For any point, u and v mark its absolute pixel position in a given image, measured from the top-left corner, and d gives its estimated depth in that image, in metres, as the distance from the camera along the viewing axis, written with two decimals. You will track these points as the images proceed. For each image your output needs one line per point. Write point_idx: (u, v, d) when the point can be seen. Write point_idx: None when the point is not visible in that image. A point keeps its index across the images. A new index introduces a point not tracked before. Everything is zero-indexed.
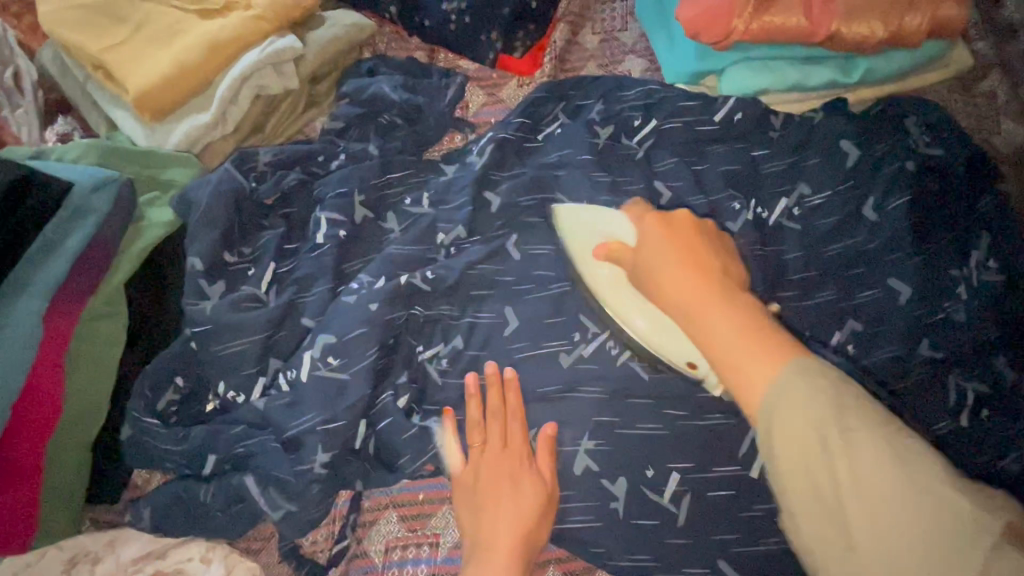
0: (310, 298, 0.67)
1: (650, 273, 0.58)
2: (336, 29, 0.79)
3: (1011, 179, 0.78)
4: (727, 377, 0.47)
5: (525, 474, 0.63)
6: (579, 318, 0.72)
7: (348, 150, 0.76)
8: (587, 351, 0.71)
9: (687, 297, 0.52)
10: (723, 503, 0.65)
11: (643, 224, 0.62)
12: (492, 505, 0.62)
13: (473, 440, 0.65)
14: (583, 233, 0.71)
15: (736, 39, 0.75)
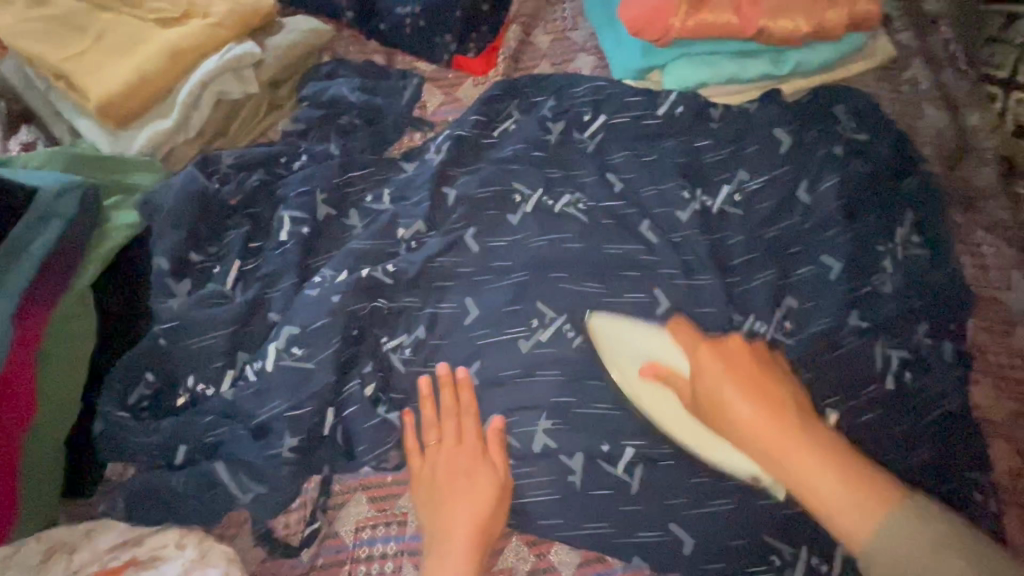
0: (276, 294, 0.70)
1: (724, 417, 0.63)
2: (294, 35, 0.82)
3: (934, 161, 0.84)
4: (832, 523, 0.55)
5: (479, 469, 0.68)
6: (536, 305, 0.76)
7: (309, 151, 0.79)
8: (544, 336, 0.75)
9: (770, 441, 0.59)
10: (673, 471, 0.70)
11: (701, 356, 0.67)
12: (449, 501, 0.67)
13: (432, 439, 0.70)
14: (624, 345, 0.74)
15: (675, 37, 0.80)
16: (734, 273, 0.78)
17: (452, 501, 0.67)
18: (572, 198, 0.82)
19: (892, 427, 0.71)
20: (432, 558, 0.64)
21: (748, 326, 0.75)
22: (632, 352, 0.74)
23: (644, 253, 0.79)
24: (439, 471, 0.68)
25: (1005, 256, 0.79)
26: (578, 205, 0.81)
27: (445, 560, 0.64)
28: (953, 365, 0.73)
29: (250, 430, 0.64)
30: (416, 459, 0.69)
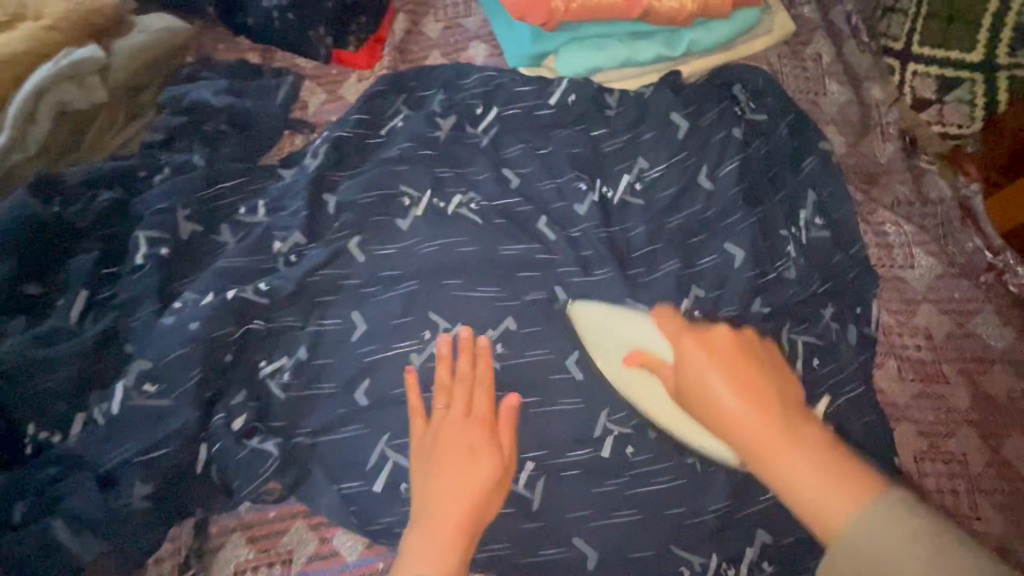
0: (134, 322, 0.64)
1: (706, 400, 0.53)
2: (146, 35, 0.74)
3: (835, 139, 0.81)
4: (815, 523, 0.45)
5: (485, 445, 0.63)
6: (428, 316, 0.72)
7: (171, 162, 0.72)
8: (438, 348, 0.71)
9: (758, 439, 0.49)
10: (576, 482, 0.67)
11: (684, 342, 0.57)
12: (445, 471, 0.62)
13: (438, 407, 0.66)
14: (603, 322, 0.71)
15: (560, 18, 0.76)
16: (636, 267, 0.74)
17: (450, 470, 0.62)
18: (464, 198, 0.77)
19: None
20: (416, 531, 0.59)
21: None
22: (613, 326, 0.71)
23: (541, 251, 0.75)
24: (441, 439, 0.64)
25: (908, 233, 0.77)
26: (470, 204, 0.77)
27: (432, 536, 0.58)
28: (857, 349, 0.72)
29: (98, 478, 0.57)
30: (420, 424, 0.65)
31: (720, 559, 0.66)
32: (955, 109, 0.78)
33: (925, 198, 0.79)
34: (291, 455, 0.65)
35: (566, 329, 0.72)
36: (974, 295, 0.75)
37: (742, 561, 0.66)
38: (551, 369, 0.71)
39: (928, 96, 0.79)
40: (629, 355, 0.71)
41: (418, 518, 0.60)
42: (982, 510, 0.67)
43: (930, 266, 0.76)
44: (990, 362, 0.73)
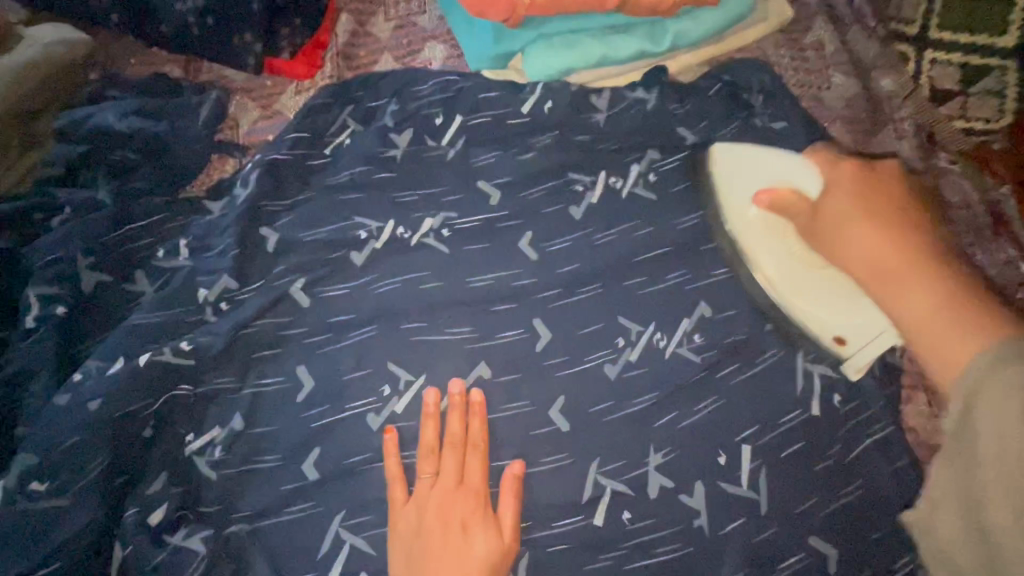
0: (29, 399, 0.54)
1: (843, 240, 0.63)
2: (36, 50, 0.63)
3: (846, 137, 0.72)
4: (929, 354, 0.58)
5: (479, 521, 0.55)
6: (388, 368, 0.61)
7: (71, 202, 0.61)
8: (399, 407, 0.60)
9: (895, 262, 0.61)
10: (563, 558, 0.58)
11: (839, 183, 0.65)
12: (437, 550, 0.54)
13: (425, 475, 0.57)
14: (753, 161, 0.67)
15: (525, 14, 0.65)
16: (625, 296, 0.65)
17: (440, 549, 0.54)
18: (435, 222, 0.66)
19: (815, 465, 0.60)
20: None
21: (647, 339, 0.63)
22: (758, 167, 0.67)
23: (518, 279, 0.65)
24: (430, 513, 0.55)
25: None
26: (440, 230, 0.66)
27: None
28: (876, 382, 0.63)
29: None
30: (399, 497, 0.56)
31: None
32: (979, 101, 0.71)
33: (949, 204, 0.69)
34: (223, 546, 0.55)
35: (548, 373, 0.62)
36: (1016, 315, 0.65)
37: None
38: (531, 422, 0.61)
39: (950, 87, 0.71)
40: (619, 389, 0.62)
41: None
42: None
43: None
44: None
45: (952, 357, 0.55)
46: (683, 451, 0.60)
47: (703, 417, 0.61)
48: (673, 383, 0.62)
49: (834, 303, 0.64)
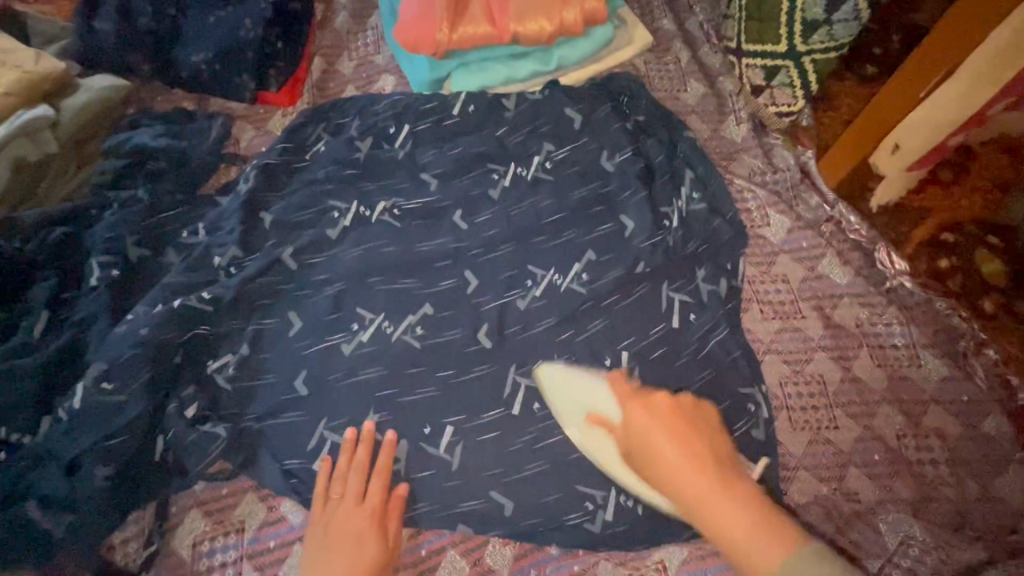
0: (91, 336, 0.73)
1: (655, 464, 0.64)
2: (89, 93, 0.86)
3: (696, 125, 0.96)
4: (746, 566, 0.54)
5: (371, 531, 0.69)
6: (356, 310, 0.82)
7: (118, 199, 0.82)
8: (365, 337, 0.80)
9: (698, 497, 0.59)
10: (491, 442, 0.75)
11: (632, 407, 0.69)
12: (337, 551, 0.68)
13: (335, 497, 0.71)
14: (572, 383, 0.77)
15: (446, 48, 0.90)
16: (534, 246, 0.86)
17: (337, 553, 0.68)
18: (388, 204, 0.88)
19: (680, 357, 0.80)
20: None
21: (546, 280, 0.84)
22: (578, 392, 0.76)
23: (453, 241, 0.87)
24: (335, 527, 0.70)
25: (762, 197, 0.91)
26: (393, 209, 0.88)
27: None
28: (727, 300, 0.84)
29: (63, 466, 0.65)
30: (318, 506, 0.71)
31: (620, 493, 0.73)
32: (782, 91, 0.93)
33: (775, 168, 0.93)
34: (239, 437, 0.74)
35: (477, 306, 0.83)
36: (817, 244, 0.88)
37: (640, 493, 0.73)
38: (463, 343, 0.80)
39: (758, 83, 0.94)
40: (529, 313, 0.83)
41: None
42: (840, 421, 0.79)
43: (781, 222, 0.89)
44: (838, 297, 0.85)
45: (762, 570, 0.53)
46: (578, 355, 0.80)
47: (594, 331, 0.81)
48: (565, 309, 0.82)
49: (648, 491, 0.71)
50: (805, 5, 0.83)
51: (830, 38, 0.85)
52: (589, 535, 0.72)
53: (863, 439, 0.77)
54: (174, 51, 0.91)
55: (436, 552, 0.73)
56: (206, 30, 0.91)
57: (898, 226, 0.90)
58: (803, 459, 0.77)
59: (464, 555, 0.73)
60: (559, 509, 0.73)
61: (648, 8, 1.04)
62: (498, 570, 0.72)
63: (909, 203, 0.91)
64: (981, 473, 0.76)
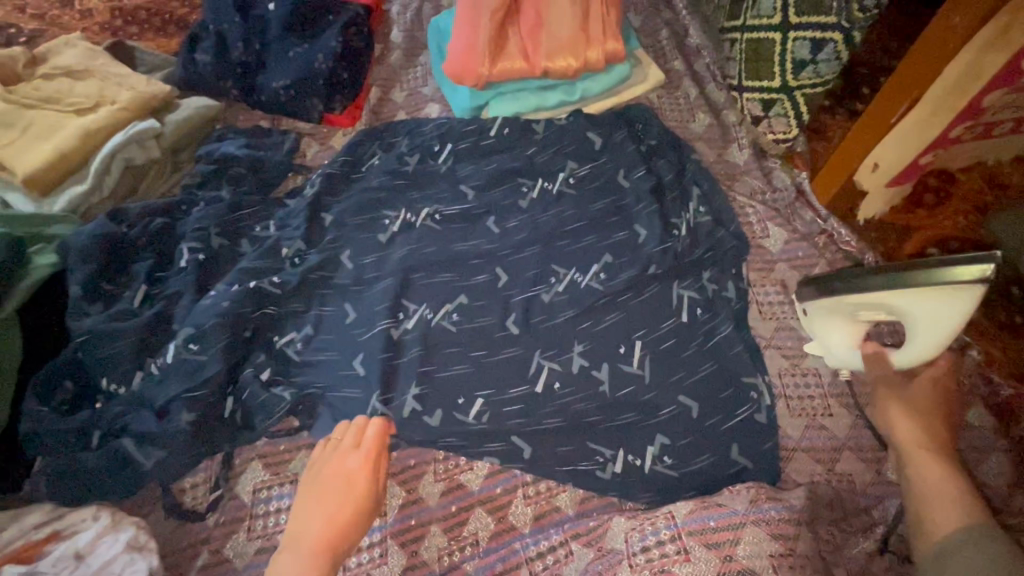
0: (178, 309, 0.85)
1: (897, 417, 0.79)
2: (188, 110, 1.02)
3: (704, 150, 1.09)
4: (925, 507, 0.69)
5: (358, 479, 0.77)
6: (400, 301, 0.90)
7: (205, 198, 0.97)
8: (410, 325, 0.89)
9: (908, 445, 0.76)
10: (517, 415, 0.84)
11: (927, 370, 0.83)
12: (323, 503, 0.76)
13: (325, 459, 0.79)
14: (949, 317, 0.70)
15: (486, 80, 1.05)
16: (560, 244, 0.97)
17: (323, 498, 0.76)
18: (431, 211, 1.00)
19: (689, 346, 0.89)
20: (285, 551, 0.71)
21: (568, 278, 0.94)
22: (948, 318, 0.70)
23: (487, 243, 0.98)
24: (322, 484, 0.77)
25: (763, 212, 1.02)
26: (436, 215, 1.00)
27: (295, 556, 0.71)
28: (732, 299, 0.93)
29: (155, 411, 0.77)
30: (313, 465, 0.79)
31: (628, 453, 0.83)
32: (777, 121, 1.04)
33: (774, 188, 1.05)
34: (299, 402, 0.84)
35: (506, 298, 0.92)
36: (812, 254, 0.98)
37: (646, 454, 0.82)
38: (495, 329, 0.90)
39: (758, 114, 1.06)
40: (554, 303, 0.92)
41: (290, 540, 0.73)
42: (834, 408, 0.87)
43: (780, 234, 1.00)
44: None
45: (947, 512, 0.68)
46: (594, 341, 0.89)
47: (609, 323, 0.91)
48: (585, 302, 0.92)
49: (838, 320, 0.81)
50: (792, 47, 0.96)
51: (815, 75, 0.98)
52: (599, 482, 0.81)
53: (855, 426, 0.86)
54: (257, 79, 1.08)
55: (465, 509, 0.81)
56: (285, 63, 1.09)
57: (886, 240, 1.01)
58: (799, 442, 0.85)
59: (490, 513, 0.81)
60: (571, 457, 0.82)
61: (662, 51, 1.19)
62: (521, 527, 0.80)
63: (894, 220, 1.03)
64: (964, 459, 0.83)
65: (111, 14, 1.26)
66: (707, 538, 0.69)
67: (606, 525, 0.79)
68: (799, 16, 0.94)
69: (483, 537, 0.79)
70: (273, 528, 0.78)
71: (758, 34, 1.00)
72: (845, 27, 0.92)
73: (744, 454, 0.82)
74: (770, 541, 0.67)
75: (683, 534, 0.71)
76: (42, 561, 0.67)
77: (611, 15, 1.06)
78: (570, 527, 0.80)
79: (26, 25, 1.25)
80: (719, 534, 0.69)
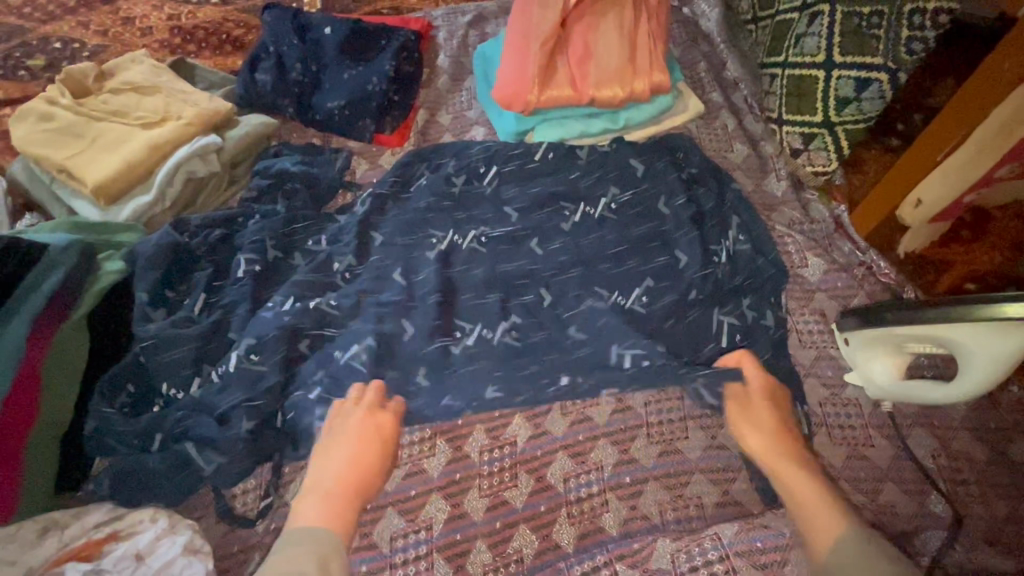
0: (235, 318, 0.88)
1: (750, 432, 0.84)
2: (247, 127, 1.06)
3: (743, 180, 1.11)
4: (809, 511, 0.74)
5: (376, 436, 0.81)
6: (456, 321, 0.91)
7: (261, 211, 1.00)
8: (468, 342, 0.89)
9: (774, 464, 0.80)
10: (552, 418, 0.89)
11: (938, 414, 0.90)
12: (339, 458, 0.79)
13: (343, 413, 0.82)
14: (1000, 354, 0.72)
15: (534, 106, 1.08)
16: (606, 263, 0.97)
17: (339, 453, 0.80)
18: (476, 233, 1.00)
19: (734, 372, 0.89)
20: (307, 501, 0.76)
21: (614, 299, 0.94)
22: (1000, 355, 0.72)
23: (530, 264, 0.97)
24: (339, 438, 0.80)
25: (801, 241, 1.04)
26: (481, 237, 0.99)
27: (316, 506, 0.76)
28: (771, 327, 0.94)
29: (216, 418, 0.80)
30: (330, 417, 0.82)
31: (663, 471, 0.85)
32: (817, 154, 1.08)
33: (812, 219, 1.07)
34: None
35: (549, 318, 0.92)
36: (850, 285, 1.00)
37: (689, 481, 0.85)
38: (540, 347, 0.90)
39: (797, 147, 1.09)
40: (617, 313, 0.91)
41: (313, 489, 0.77)
42: (876, 439, 0.88)
43: (818, 264, 1.02)
44: None
45: (824, 526, 0.71)
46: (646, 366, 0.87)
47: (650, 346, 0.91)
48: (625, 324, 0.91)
49: (880, 350, 0.83)
50: (836, 85, 1.01)
51: (859, 112, 1.01)
52: (638, 494, 0.84)
53: (898, 457, 0.87)
54: (313, 99, 1.13)
55: (509, 525, 0.82)
56: (340, 84, 1.13)
57: (923, 275, 1.04)
58: (841, 471, 0.86)
59: (535, 531, 0.82)
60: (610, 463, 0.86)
61: (701, 82, 1.23)
62: (564, 546, 0.81)
63: (932, 254, 1.05)
64: (1006, 495, 0.85)
65: (170, 32, 1.32)
66: (756, 560, 0.72)
67: (650, 546, 0.77)
68: (843, 56, 0.99)
69: (527, 554, 0.80)
70: None
71: (801, 71, 1.05)
72: (891, 67, 0.95)
73: (779, 479, 0.84)
74: None
75: (731, 554, 0.73)
76: (104, 560, 0.69)
77: (658, 49, 1.11)
78: (616, 548, 0.78)
79: (89, 40, 1.30)
80: (768, 557, 0.72)
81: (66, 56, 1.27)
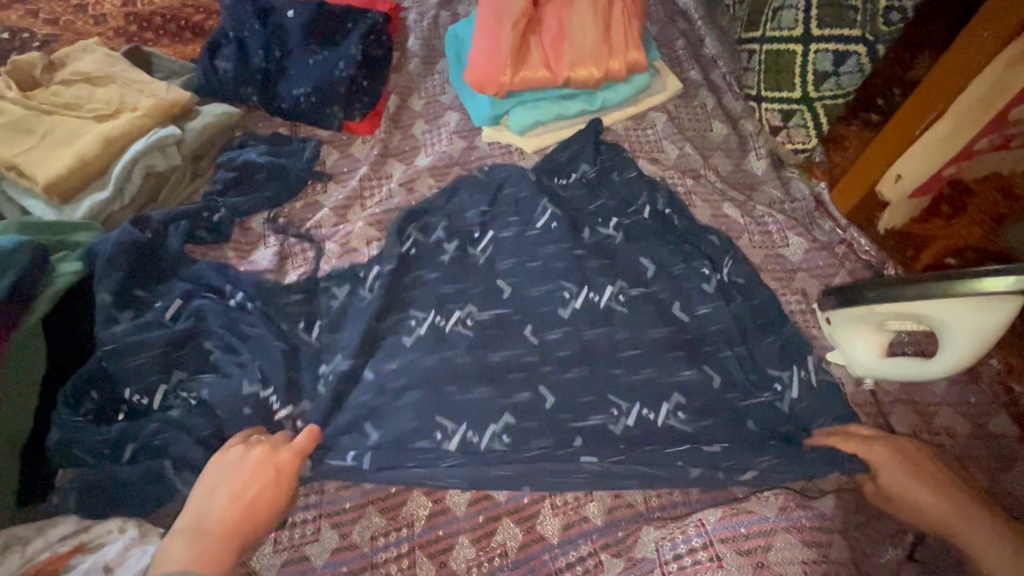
0: (207, 318, 0.86)
1: (889, 476, 0.77)
2: (209, 118, 1.01)
3: (723, 160, 1.09)
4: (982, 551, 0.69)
5: (279, 477, 0.73)
6: (436, 419, 0.81)
7: (228, 205, 0.97)
8: (451, 445, 0.80)
9: (925, 505, 0.74)
10: None
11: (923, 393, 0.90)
12: (227, 494, 0.69)
13: (237, 450, 0.74)
14: (981, 328, 0.72)
15: (508, 89, 1.04)
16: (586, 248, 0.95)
17: (226, 490, 0.70)
18: (463, 314, 0.90)
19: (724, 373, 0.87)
20: (180, 538, 0.65)
21: (636, 412, 0.83)
22: (981, 328, 0.72)
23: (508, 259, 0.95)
24: (230, 474, 0.71)
25: (784, 221, 1.02)
26: (467, 318, 0.89)
27: (190, 546, 0.65)
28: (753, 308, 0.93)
29: (189, 423, 0.78)
30: (221, 456, 0.73)
31: None
32: (797, 132, 1.06)
33: (792, 198, 1.06)
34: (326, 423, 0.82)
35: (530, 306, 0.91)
36: (831, 264, 0.99)
37: None
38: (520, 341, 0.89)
39: (776, 124, 1.08)
40: (624, 442, 0.82)
41: (186, 527, 0.67)
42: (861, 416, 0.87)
43: (800, 243, 1.00)
44: None
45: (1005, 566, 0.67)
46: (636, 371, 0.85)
47: (631, 334, 0.88)
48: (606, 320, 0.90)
49: (862, 330, 0.82)
50: (814, 59, 0.99)
51: (837, 88, 1.00)
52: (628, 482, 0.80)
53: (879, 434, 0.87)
54: (277, 87, 1.08)
55: (493, 519, 0.80)
56: (306, 70, 1.08)
57: (904, 251, 1.04)
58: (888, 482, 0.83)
59: (519, 524, 0.80)
60: None
61: (679, 60, 1.20)
62: (549, 538, 0.79)
63: (912, 230, 1.05)
64: (987, 469, 0.85)
65: (125, 19, 1.26)
66: (739, 546, 0.69)
67: (633, 535, 0.78)
68: (821, 29, 0.97)
69: (512, 548, 0.79)
70: (301, 539, 0.78)
71: (778, 46, 1.03)
72: (868, 40, 0.94)
73: None
74: (803, 549, 0.69)
75: (714, 541, 0.70)
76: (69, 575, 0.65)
77: (633, 24, 1.07)
78: (599, 537, 0.79)
79: (39, 29, 1.23)
80: (752, 542, 0.69)
81: (14, 47, 1.20)
